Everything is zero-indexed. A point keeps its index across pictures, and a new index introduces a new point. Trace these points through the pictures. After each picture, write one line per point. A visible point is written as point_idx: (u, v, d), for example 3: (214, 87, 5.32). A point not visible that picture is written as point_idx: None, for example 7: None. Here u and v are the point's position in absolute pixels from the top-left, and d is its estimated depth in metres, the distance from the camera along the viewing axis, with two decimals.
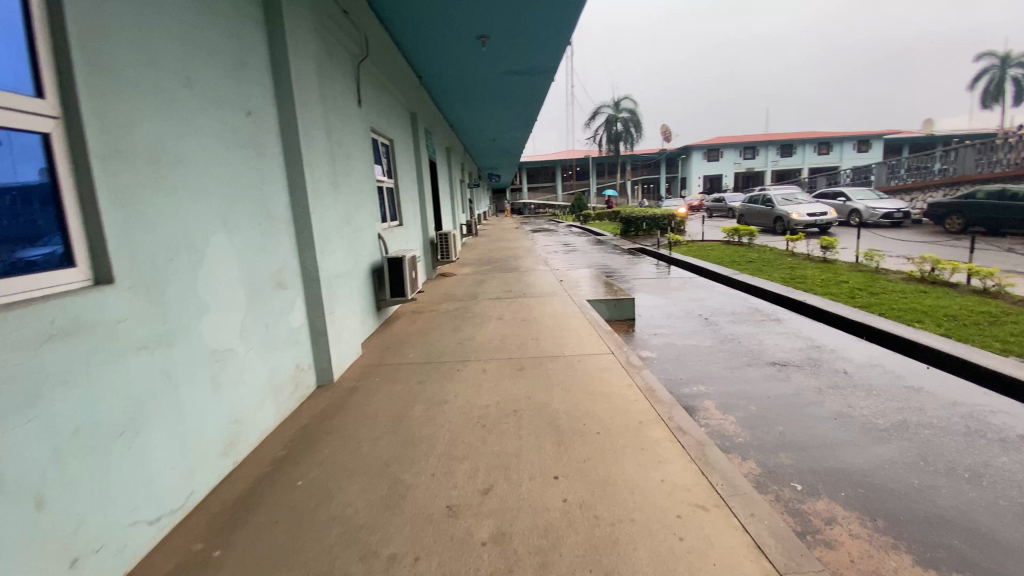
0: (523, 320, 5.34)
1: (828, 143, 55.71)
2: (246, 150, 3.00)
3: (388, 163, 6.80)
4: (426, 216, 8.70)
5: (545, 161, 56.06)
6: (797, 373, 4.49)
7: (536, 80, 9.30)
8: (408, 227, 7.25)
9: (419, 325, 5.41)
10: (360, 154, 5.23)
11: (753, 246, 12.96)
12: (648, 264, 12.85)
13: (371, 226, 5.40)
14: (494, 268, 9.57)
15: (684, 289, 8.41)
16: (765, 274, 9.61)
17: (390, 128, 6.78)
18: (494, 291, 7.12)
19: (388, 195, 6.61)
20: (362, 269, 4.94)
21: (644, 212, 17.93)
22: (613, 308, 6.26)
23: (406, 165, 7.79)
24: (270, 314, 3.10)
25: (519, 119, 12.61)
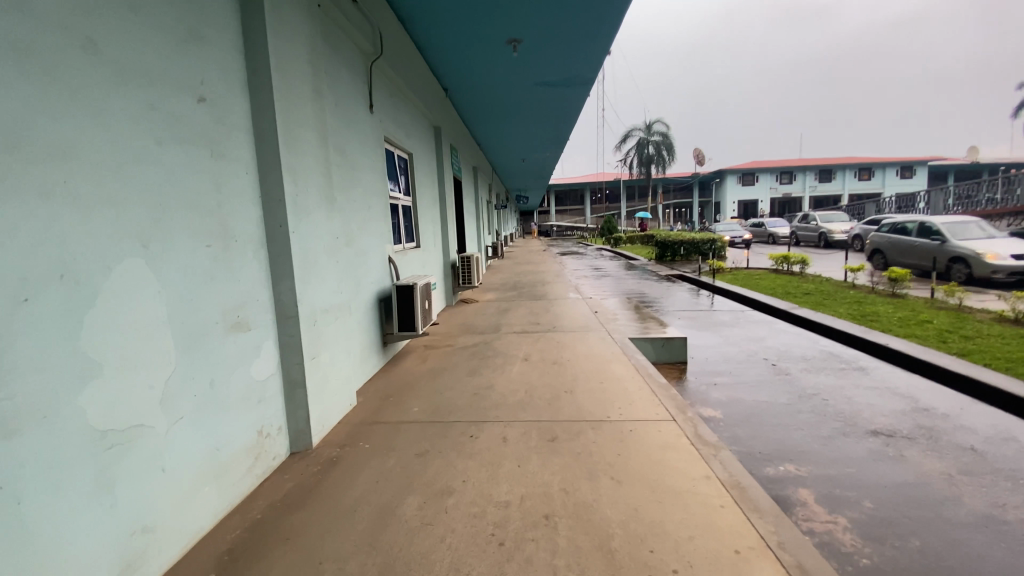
0: (556, 364, 4.43)
1: (871, 169, 53.48)
2: (194, 148, 2.25)
3: (405, 177, 6.06)
4: (449, 238, 7.94)
5: (574, 184, 55.46)
6: (910, 449, 3.48)
7: (573, 93, 8.53)
8: (426, 250, 6.49)
9: (431, 365, 4.55)
10: (370, 165, 4.49)
11: (806, 276, 11.78)
12: (689, 293, 11.79)
13: (380, 247, 4.62)
14: (521, 295, 8.73)
15: (738, 324, 7.37)
16: (827, 308, 8.47)
17: (409, 139, 6.07)
18: (521, 323, 6.26)
19: (404, 213, 5.86)
20: (365, 299, 4.14)
21: (681, 237, 16.88)
22: (660, 349, 5.31)
23: (428, 181, 7.06)
24: (218, 369, 2.30)
25: (552, 137, 11.87)
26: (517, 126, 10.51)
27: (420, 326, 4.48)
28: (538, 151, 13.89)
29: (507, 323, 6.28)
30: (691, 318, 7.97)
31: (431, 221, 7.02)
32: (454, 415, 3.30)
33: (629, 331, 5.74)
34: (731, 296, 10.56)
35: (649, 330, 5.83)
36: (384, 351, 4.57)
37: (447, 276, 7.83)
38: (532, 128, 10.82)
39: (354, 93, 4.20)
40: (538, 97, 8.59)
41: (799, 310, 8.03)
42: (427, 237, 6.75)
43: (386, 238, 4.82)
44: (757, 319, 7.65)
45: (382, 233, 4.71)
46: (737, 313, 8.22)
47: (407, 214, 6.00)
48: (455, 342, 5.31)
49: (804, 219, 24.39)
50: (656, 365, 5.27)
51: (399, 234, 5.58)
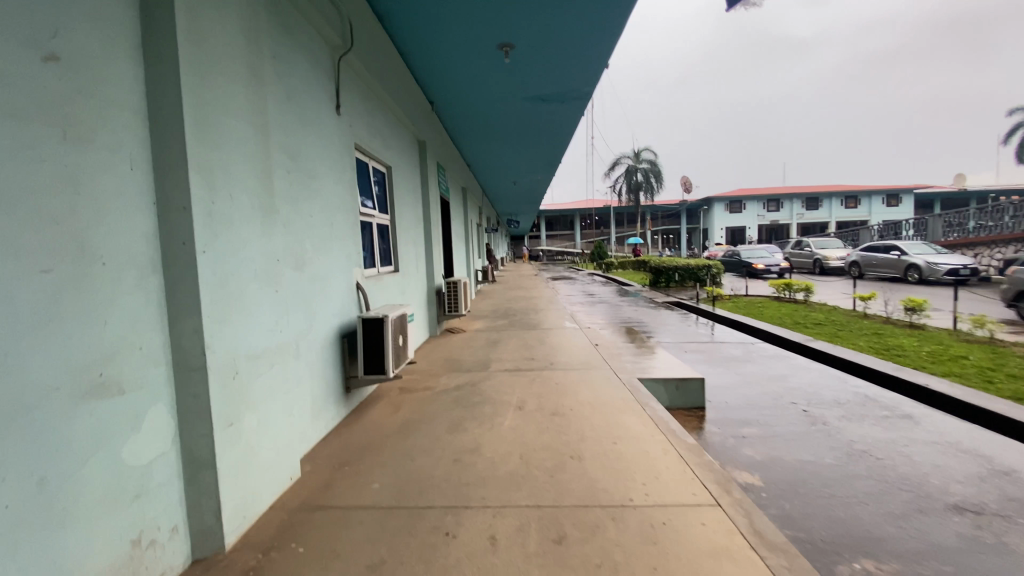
0: (555, 414, 3.65)
1: (856, 197, 54.08)
2: (32, 125, 1.50)
3: (382, 194, 5.34)
4: (434, 262, 7.19)
5: (565, 209, 55.30)
6: (1009, 534, 2.75)
7: (569, 112, 7.95)
8: (405, 275, 5.72)
9: (404, 415, 3.75)
10: (335, 176, 3.76)
11: (812, 304, 11.18)
12: (689, 321, 11.10)
13: (345, 272, 3.86)
14: (512, 325, 7.97)
15: (752, 358, 6.64)
16: (845, 341, 7.80)
17: (388, 151, 5.37)
18: (511, 358, 5.48)
19: (380, 234, 5.11)
20: (321, 336, 3.35)
21: (677, 262, 16.30)
22: (675, 393, 4.57)
23: (410, 198, 6.34)
24: (59, 459, 1.52)
25: (544, 157, 11.30)
26: (508, 146, 9.91)
27: (392, 368, 3.68)
28: (530, 172, 13.32)
29: (496, 358, 5.50)
30: (698, 350, 7.24)
31: (413, 243, 6.27)
32: (427, 495, 2.51)
33: (637, 369, 4.98)
34: (736, 325, 9.90)
35: (660, 367, 5.08)
36: (347, 399, 3.76)
37: (431, 303, 7.05)
38: (524, 148, 10.24)
39: (316, 89, 3.50)
40: (532, 115, 8.00)
41: (816, 342, 7.35)
42: (408, 261, 6.00)
43: (353, 262, 4.06)
44: (772, 352, 6.94)
45: (348, 256, 3.95)
46: (747, 346, 7.52)
47: (384, 235, 5.25)
48: (435, 384, 4.52)
49: (798, 245, 24.07)
50: (670, 411, 4.51)
51: (372, 258, 4.83)
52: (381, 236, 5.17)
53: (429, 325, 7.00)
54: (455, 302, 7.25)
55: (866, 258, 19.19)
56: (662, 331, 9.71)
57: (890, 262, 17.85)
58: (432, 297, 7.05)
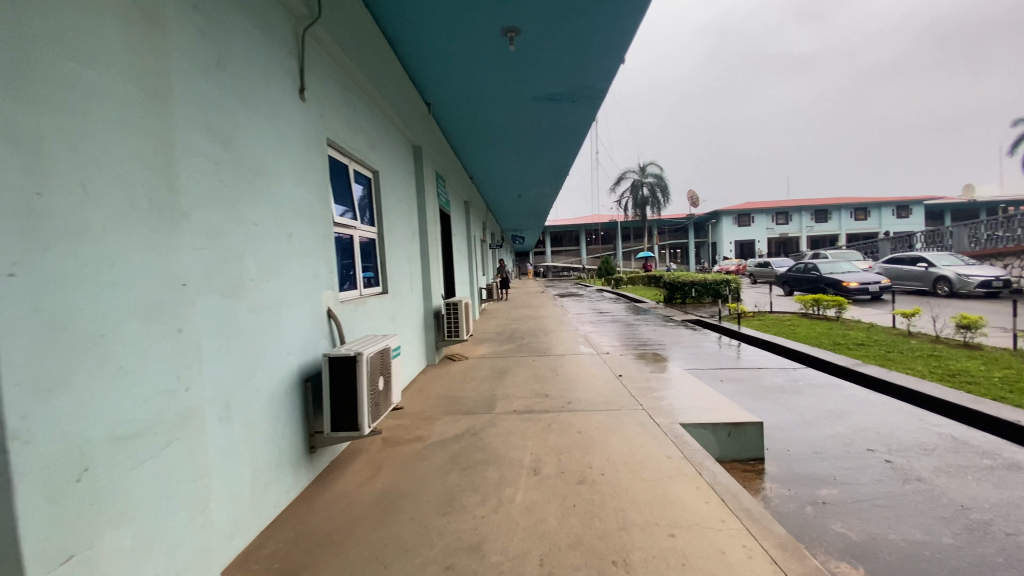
0: (581, 481, 2.77)
1: (867, 208, 53.05)
2: None
3: (370, 203, 4.53)
4: (433, 281, 6.37)
5: (570, 225, 54.67)
6: None
7: (581, 116, 7.16)
8: (396, 297, 4.89)
9: (384, 484, 2.88)
10: (298, 177, 2.96)
11: (848, 321, 10.24)
12: (713, 341, 10.18)
13: (310, 298, 3.03)
14: (522, 349, 7.09)
15: (800, 388, 5.72)
16: (899, 364, 6.86)
17: (376, 154, 4.56)
18: (522, 394, 4.59)
19: (365, 251, 4.28)
20: (269, 384, 2.50)
21: (694, 277, 15.43)
22: (726, 439, 3.70)
23: (405, 210, 5.54)
24: None
25: (552, 168, 10.53)
26: (514, 155, 9.12)
27: (367, 422, 2.82)
28: (537, 185, 12.54)
29: (503, 395, 4.61)
30: (734, 377, 6.33)
31: (406, 260, 5.45)
32: None
33: (676, 408, 4.08)
34: (766, 346, 8.98)
35: (703, 405, 4.19)
36: (311, 461, 2.90)
37: (429, 328, 6.19)
38: (530, 158, 9.46)
39: (269, 65, 2.71)
40: (540, 119, 7.20)
41: (867, 367, 6.43)
42: (401, 280, 5.17)
43: (324, 284, 3.24)
44: (820, 380, 6.03)
45: (316, 276, 3.11)
46: (788, 371, 6.61)
47: (370, 252, 4.43)
48: (429, 433, 3.65)
49: (815, 258, 23.11)
50: (721, 465, 3.61)
51: (354, 278, 4.00)
52: (366, 253, 4.34)
53: (427, 353, 6.14)
54: (456, 326, 6.37)
55: (890, 271, 18.22)
56: (685, 353, 8.80)
57: (917, 275, 16.88)
58: (429, 320, 6.19)
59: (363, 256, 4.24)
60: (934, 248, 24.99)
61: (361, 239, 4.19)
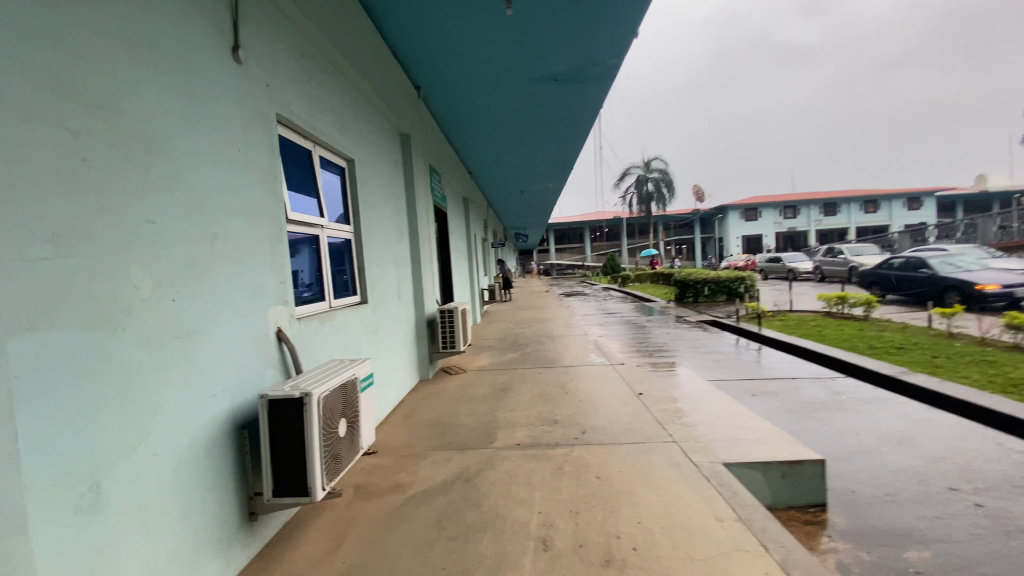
0: (607, 561, 2.07)
1: (877, 201, 51.97)
2: None
3: (343, 197, 3.82)
4: (426, 285, 5.67)
5: (574, 222, 53.81)
6: None
7: (589, 102, 6.42)
8: (379, 307, 4.19)
9: (347, 562, 2.17)
10: (230, 161, 2.27)
11: (879, 321, 9.47)
12: (733, 344, 9.42)
13: (250, 319, 2.33)
14: (525, 359, 6.38)
15: (845, 403, 4.98)
16: (950, 371, 6.11)
17: (351, 140, 3.86)
18: (526, 419, 3.88)
19: (335, 253, 3.57)
20: (174, 443, 1.81)
21: (706, 274, 14.66)
22: (779, 481, 2.98)
23: (391, 205, 4.83)
24: None
25: (556, 160, 9.77)
26: (514, 146, 8.39)
27: (321, 482, 2.13)
28: (540, 178, 11.79)
29: (504, 420, 3.91)
30: (765, 389, 5.58)
31: (392, 263, 4.74)
32: None
33: (713, 439, 3.36)
34: (793, 350, 8.24)
35: (744, 434, 3.47)
36: (250, 532, 2.21)
37: (422, 339, 5.46)
38: (532, 149, 8.71)
39: (181, 10, 2.02)
40: (543, 105, 6.47)
41: (916, 377, 5.69)
42: (385, 285, 4.45)
43: (272, 298, 2.54)
44: (867, 393, 5.28)
45: (258, 289, 2.42)
46: (826, 382, 5.87)
47: (343, 254, 3.72)
48: (412, 479, 2.95)
49: (829, 253, 22.27)
50: (775, 515, 2.90)
51: (320, 286, 3.29)
52: (337, 255, 3.62)
53: (419, 367, 5.42)
54: (453, 336, 5.62)
55: None
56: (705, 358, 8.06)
57: None
58: (422, 329, 5.47)
59: (333, 260, 3.53)
60: (952, 241, 24.09)
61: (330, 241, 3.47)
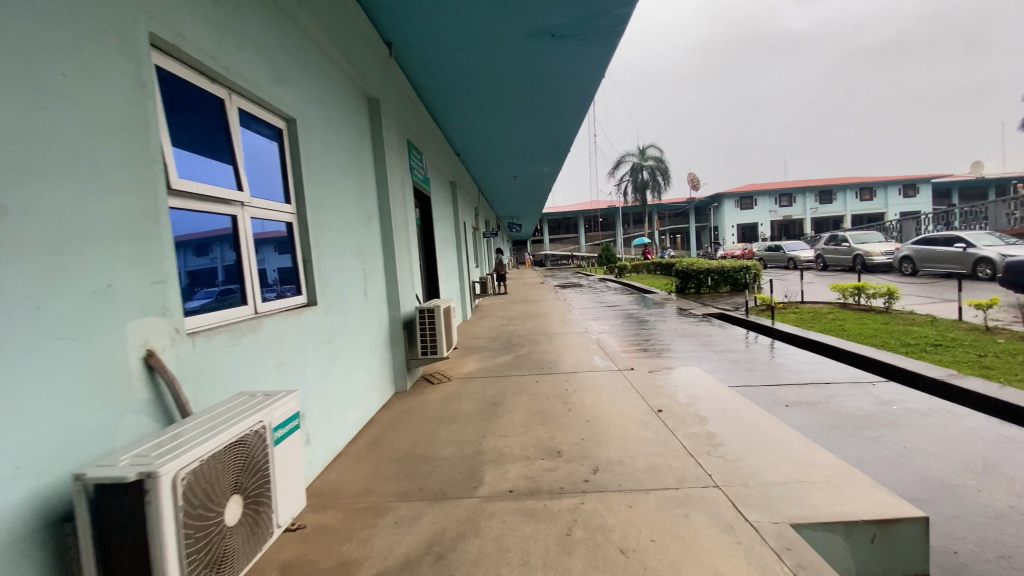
0: None
1: (873, 189, 51.34)
2: None
3: (281, 167, 2.94)
4: (402, 279, 4.80)
5: (568, 211, 52.84)
6: None
7: (591, 64, 5.51)
8: (334, 309, 3.32)
9: None
10: (38, 90, 1.42)
11: (904, 313, 8.71)
12: (746, 339, 8.63)
13: (81, 340, 1.49)
14: (519, 363, 5.53)
15: (900, 418, 4.19)
16: (1006, 373, 5.34)
17: (291, 92, 2.96)
18: (521, 450, 3.05)
19: (265, 243, 2.67)
20: None
21: (710, 264, 13.84)
22: (866, 548, 2.19)
23: (353, 181, 3.94)
24: None
25: (551, 137, 8.87)
26: (504, 119, 7.47)
27: None
28: (533, 160, 10.86)
29: (493, 452, 3.07)
30: (799, 397, 4.77)
31: (357, 253, 3.86)
32: None
33: (767, 482, 2.55)
34: (813, 346, 7.44)
35: (804, 474, 2.66)
36: None
37: (397, 344, 4.59)
38: (525, 123, 7.78)
39: None
40: (539, 68, 5.57)
41: (972, 382, 4.91)
42: (344, 281, 3.58)
43: (135, 306, 1.69)
44: (921, 405, 4.49)
45: (102, 292, 1.57)
46: (867, 388, 5.07)
47: (280, 243, 2.83)
48: (363, 554, 2.11)
49: (831, 241, 21.55)
50: None
51: (238, 286, 2.42)
52: (270, 246, 2.73)
53: (393, 378, 4.55)
54: (434, 340, 4.66)
55: (919, 253, 16.66)
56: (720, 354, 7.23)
57: (952, 257, 15.31)
58: (396, 331, 4.60)
59: (262, 252, 2.64)
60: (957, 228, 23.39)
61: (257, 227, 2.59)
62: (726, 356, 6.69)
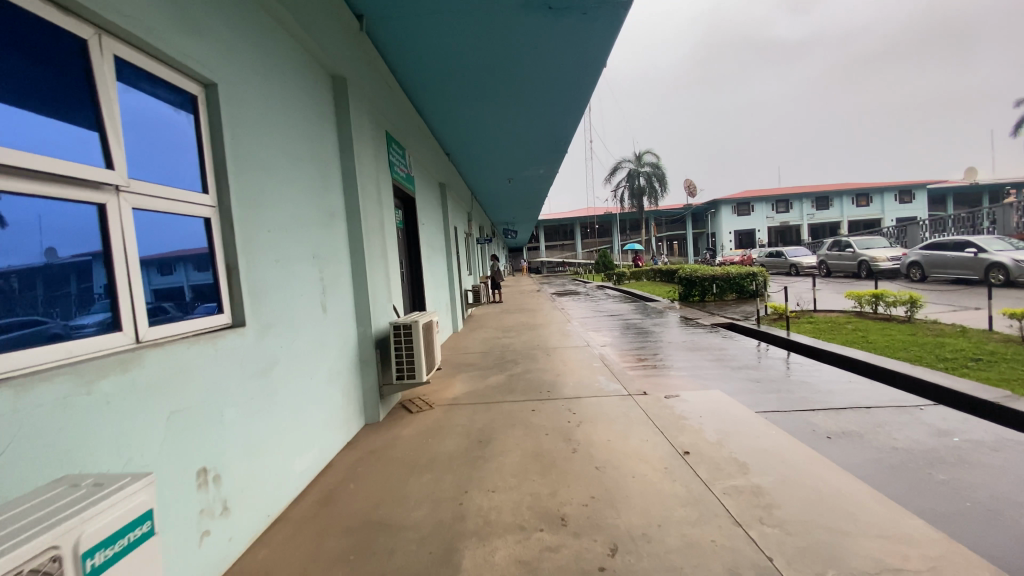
0: None
1: (869, 194, 51.03)
2: None
3: (194, 146, 2.23)
4: (376, 290, 4.07)
5: (563, 218, 52.26)
6: None
7: (593, 41, 4.83)
8: (274, 330, 2.61)
9: None
10: None
11: (931, 321, 8.03)
12: (762, 350, 7.91)
13: None
14: (513, 384, 4.80)
15: (969, 453, 3.50)
16: None
17: (208, 48, 2.26)
18: (513, 515, 2.33)
19: (155, 261, 1.95)
20: None
21: (715, 270, 13.16)
22: None
23: (309, 171, 3.23)
24: None
25: (547, 131, 8.18)
26: (496, 109, 6.78)
27: None
28: (528, 159, 10.17)
29: (476, 517, 2.35)
30: (841, 427, 4.06)
31: (313, 258, 3.14)
32: None
33: None
34: (837, 361, 6.73)
35: (898, 558, 1.95)
36: None
37: (368, 367, 3.85)
38: (518, 114, 7.09)
39: None
40: (533, 47, 4.89)
41: None
42: (293, 293, 2.84)
43: None
44: (988, 436, 3.80)
45: None
46: (915, 413, 4.38)
47: (184, 259, 2.11)
48: None
49: (835, 246, 20.93)
50: None
51: (108, 302, 1.74)
52: (166, 264, 2.01)
53: (363, 408, 3.81)
54: (412, 363, 3.89)
55: (929, 257, 16.00)
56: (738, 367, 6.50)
57: (964, 262, 14.69)
58: (367, 353, 3.87)
59: (149, 273, 1.92)
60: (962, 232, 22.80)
61: (139, 238, 1.86)
62: (745, 371, 5.97)
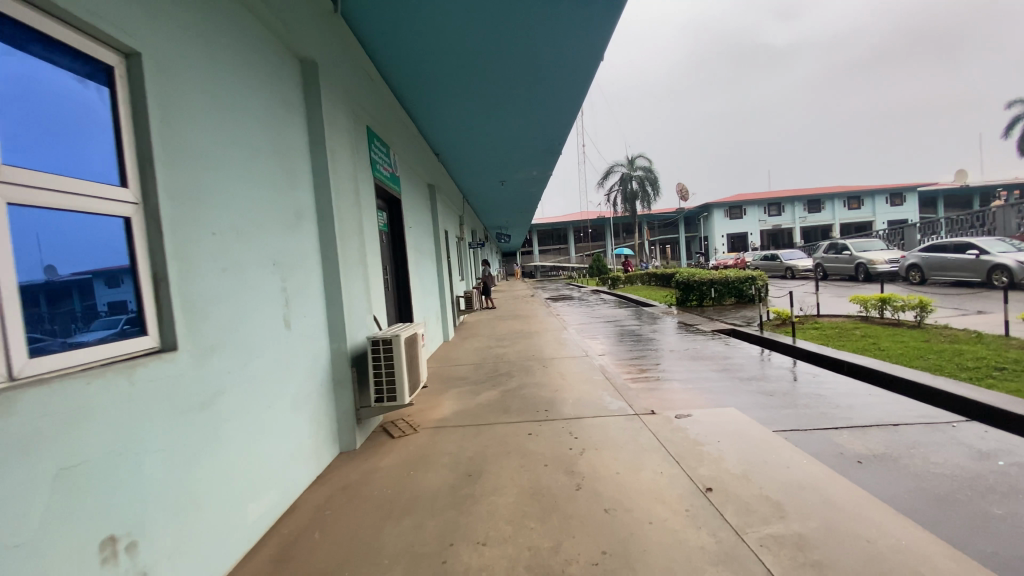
0: None
1: (861, 197, 51.18)
2: None
3: (110, 128, 1.80)
4: (352, 299, 3.63)
5: (556, 222, 51.98)
6: None
7: (592, 26, 4.43)
8: (218, 352, 2.17)
9: None
10: None
11: (942, 327, 7.71)
12: (768, 358, 7.53)
13: None
14: (506, 401, 4.38)
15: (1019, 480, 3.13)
16: None
17: (127, 10, 1.83)
18: None
19: (27, 285, 1.46)
20: None
21: (713, 274, 12.82)
22: None
23: (269, 166, 2.79)
24: None
25: (540, 127, 7.76)
26: (486, 103, 6.35)
27: None
28: (521, 159, 9.76)
29: None
30: (870, 448, 3.68)
31: (274, 265, 2.70)
32: None
33: None
34: (849, 371, 6.32)
35: None
36: None
37: (342, 388, 3.42)
38: (509, 108, 6.67)
39: None
40: (527, 35, 4.50)
41: None
42: (245, 307, 2.40)
43: None
44: None
45: None
46: (947, 431, 4.00)
47: (90, 283, 1.66)
48: None
49: (831, 249, 20.71)
50: None
51: None
52: (59, 289, 1.56)
53: (337, 434, 3.37)
54: (392, 384, 3.44)
55: (928, 260, 15.78)
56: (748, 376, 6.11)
57: (964, 264, 14.47)
58: (342, 371, 3.43)
59: (32, 299, 1.48)
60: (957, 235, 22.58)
61: (16, 258, 1.42)
62: (755, 382, 5.58)
